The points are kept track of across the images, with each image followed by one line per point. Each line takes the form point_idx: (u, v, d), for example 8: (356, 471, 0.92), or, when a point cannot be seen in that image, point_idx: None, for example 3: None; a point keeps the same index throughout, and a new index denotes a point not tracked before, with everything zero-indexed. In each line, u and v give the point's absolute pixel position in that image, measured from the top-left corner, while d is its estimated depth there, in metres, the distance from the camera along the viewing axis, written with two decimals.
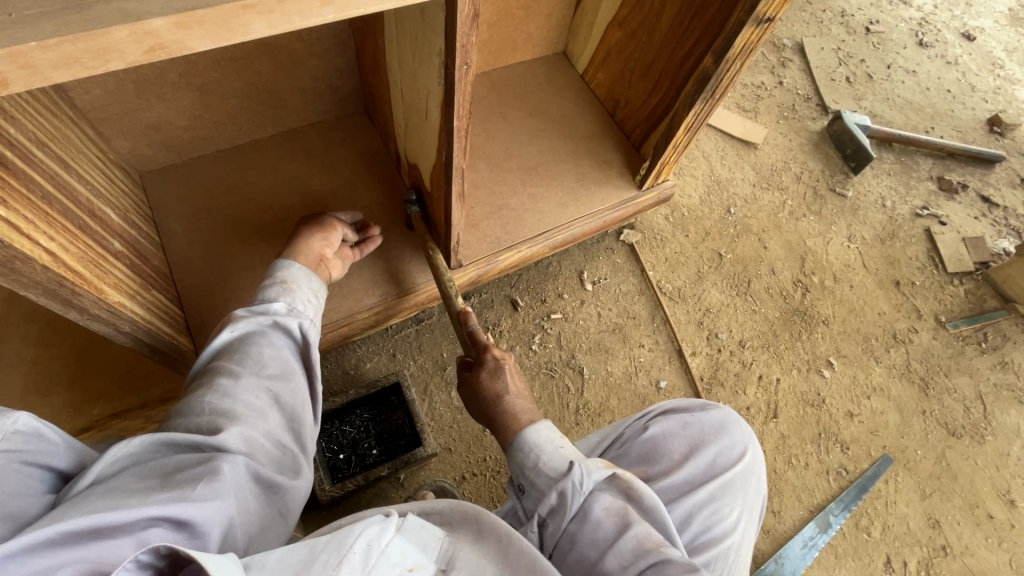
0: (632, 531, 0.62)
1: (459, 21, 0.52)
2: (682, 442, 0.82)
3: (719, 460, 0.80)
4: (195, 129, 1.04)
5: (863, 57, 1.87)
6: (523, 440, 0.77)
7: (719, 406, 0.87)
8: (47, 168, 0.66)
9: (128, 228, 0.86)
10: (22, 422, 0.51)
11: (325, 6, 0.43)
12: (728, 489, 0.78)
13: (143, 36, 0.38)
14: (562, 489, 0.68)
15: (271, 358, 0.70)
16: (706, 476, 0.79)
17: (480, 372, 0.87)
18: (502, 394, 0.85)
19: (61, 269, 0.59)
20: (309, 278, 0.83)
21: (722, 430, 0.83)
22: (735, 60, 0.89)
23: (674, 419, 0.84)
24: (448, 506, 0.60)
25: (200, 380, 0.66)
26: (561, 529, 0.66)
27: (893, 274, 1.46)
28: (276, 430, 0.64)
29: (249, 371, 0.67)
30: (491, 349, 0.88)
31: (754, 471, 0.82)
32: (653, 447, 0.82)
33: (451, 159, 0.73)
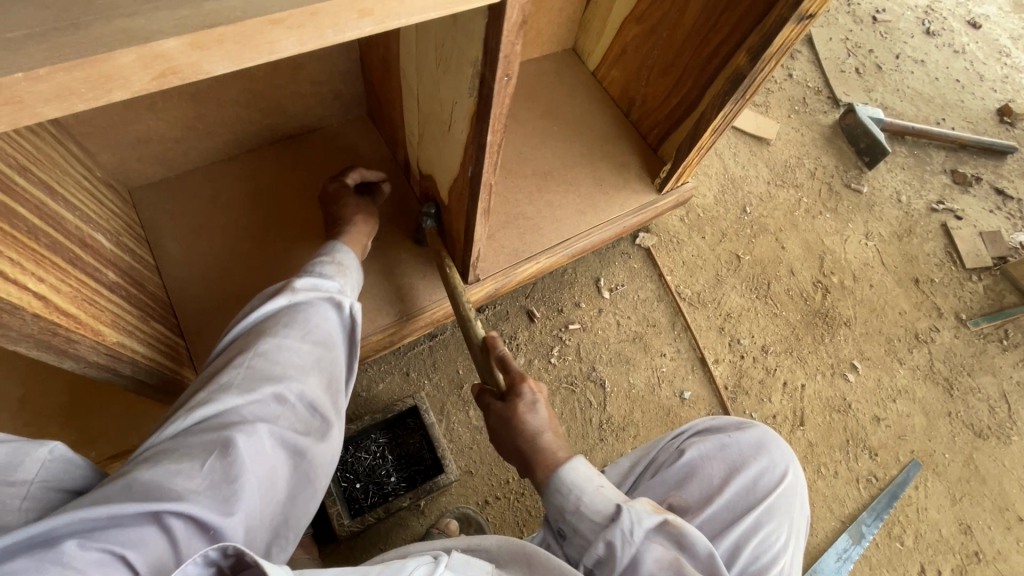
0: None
1: (505, 30, 0.46)
2: (720, 465, 0.73)
3: (761, 482, 0.72)
4: (188, 140, 0.96)
5: (871, 47, 1.83)
6: (562, 479, 0.69)
7: (755, 424, 0.78)
8: (31, 197, 0.59)
9: (120, 253, 0.79)
10: (57, 450, 0.55)
11: (363, 18, 0.37)
12: (774, 515, 0.69)
13: (153, 60, 0.32)
14: (610, 540, 0.62)
15: (314, 326, 0.72)
16: (750, 502, 0.70)
17: (517, 405, 0.77)
18: (539, 429, 0.76)
19: (53, 314, 0.52)
20: (355, 262, 0.83)
21: (763, 451, 0.74)
22: (771, 59, 0.84)
23: (710, 439, 0.76)
24: (495, 544, 0.59)
25: (247, 338, 0.68)
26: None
27: (912, 271, 1.43)
28: (310, 398, 0.66)
29: (291, 340, 0.68)
30: (526, 380, 0.78)
31: (799, 492, 0.73)
32: (689, 471, 0.74)
33: (480, 175, 0.67)
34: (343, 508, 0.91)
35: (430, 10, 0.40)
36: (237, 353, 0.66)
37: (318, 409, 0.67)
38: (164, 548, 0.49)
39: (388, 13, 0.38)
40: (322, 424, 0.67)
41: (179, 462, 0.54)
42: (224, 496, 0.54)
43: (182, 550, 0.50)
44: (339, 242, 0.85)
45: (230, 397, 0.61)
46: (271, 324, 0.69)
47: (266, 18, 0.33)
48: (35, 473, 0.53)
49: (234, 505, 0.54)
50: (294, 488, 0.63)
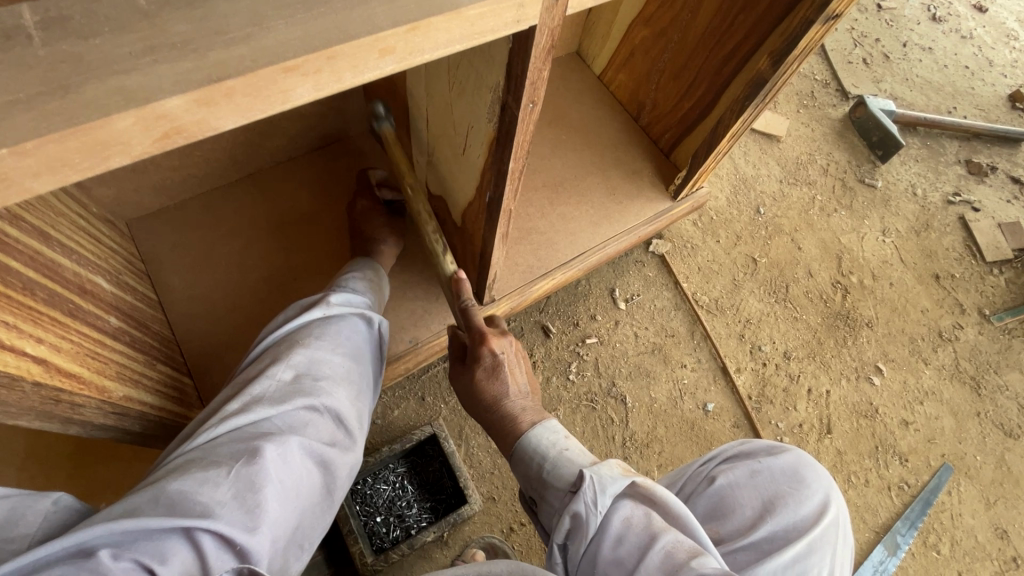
0: (660, 543, 0.54)
1: (534, 56, 0.42)
2: (752, 494, 0.70)
3: (800, 512, 0.67)
4: (185, 167, 0.92)
5: (877, 36, 1.79)
6: (527, 445, 0.71)
7: (788, 448, 0.76)
8: (25, 247, 0.55)
9: (122, 294, 0.75)
10: (61, 500, 0.52)
11: (384, 57, 0.33)
12: (816, 547, 0.64)
13: (153, 121, 0.28)
14: (576, 510, 0.60)
15: (344, 339, 0.69)
16: (789, 535, 0.65)
17: (477, 370, 0.77)
18: (500, 393, 0.77)
19: (55, 378, 0.48)
20: (382, 277, 0.84)
21: (798, 479, 0.71)
22: (795, 62, 0.80)
23: (739, 467, 0.73)
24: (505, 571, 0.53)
25: (277, 348, 0.66)
26: (582, 551, 0.58)
27: (932, 267, 1.40)
28: (340, 411, 0.64)
29: (320, 350, 0.66)
30: (488, 343, 0.77)
31: (841, 523, 0.69)
32: (720, 500, 0.71)
33: (499, 201, 0.63)
34: (366, 545, 0.87)
35: (456, 43, 0.36)
36: (267, 362, 0.64)
37: (344, 423, 0.64)
38: (188, 560, 0.47)
39: (412, 49, 0.34)
40: (348, 439, 0.64)
41: (204, 471, 0.52)
42: (250, 509, 0.51)
43: (206, 563, 0.48)
44: (371, 260, 0.85)
45: (260, 407, 0.59)
46: (303, 334, 0.67)
47: (280, 66, 0.29)
48: (38, 524, 0.49)
49: (258, 517, 0.51)
50: (318, 503, 0.59)
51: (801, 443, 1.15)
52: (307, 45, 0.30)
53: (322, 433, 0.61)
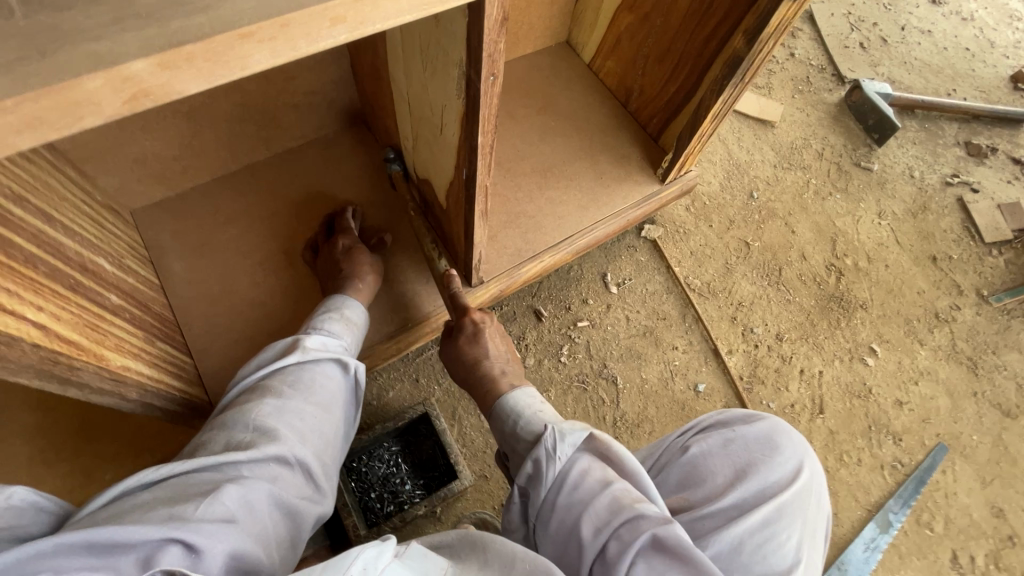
0: (609, 490, 0.57)
1: (487, 28, 0.45)
2: (725, 462, 0.72)
3: (770, 478, 0.69)
4: (185, 158, 0.96)
5: (875, 20, 1.78)
6: (503, 403, 0.75)
7: (765, 417, 0.78)
8: (28, 225, 0.59)
9: (123, 276, 0.79)
10: (16, 495, 0.48)
11: (336, 26, 0.36)
12: (785, 512, 0.66)
13: (121, 83, 0.31)
14: (536, 457, 0.64)
15: (320, 386, 0.71)
16: (758, 499, 0.68)
17: (460, 338, 0.83)
18: (481, 356, 0.82)
19: (53, 343, 0.52)
20: (360, 320, 0.86)
21: (771, 446, 0.73)
22: (770, 39, 0.81)
23: (714, 436, 0.75)
24: (455, 538, 0.52)
25: (250, 395, 0.68)
26: (541, 496, 0.61)
27: (929, 249, 1.40)
28: (307, 458, 0.64)
29: (298, 396, 0.68)
30: (469, 313, 0.84)
31: (815, 489, 0.71)
32: (693, 468, 0.73)
33: (475, 177, 0.65)
34: (359, 518, 0.90)
35: (406, 13, 0.39)
36: (241, 407, 0.65)
37: (314, 474, 0.64)
38: None
39: (363, 18, 0.37)
40: (314, 493, 0.64)
41: (175, 500, 0.50)
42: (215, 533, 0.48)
43: None
44: (350, 298, 0.88)
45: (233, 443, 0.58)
46: (282, 379, 0.70)
47: (235, 32, 0.32)
48: None
49: (230, 545, 0.49)
50: (282, 554, 0.57)
51: (792, 423, 1.16)
52: (261, 14, 0.33)
53: (287, 478, 0.60)
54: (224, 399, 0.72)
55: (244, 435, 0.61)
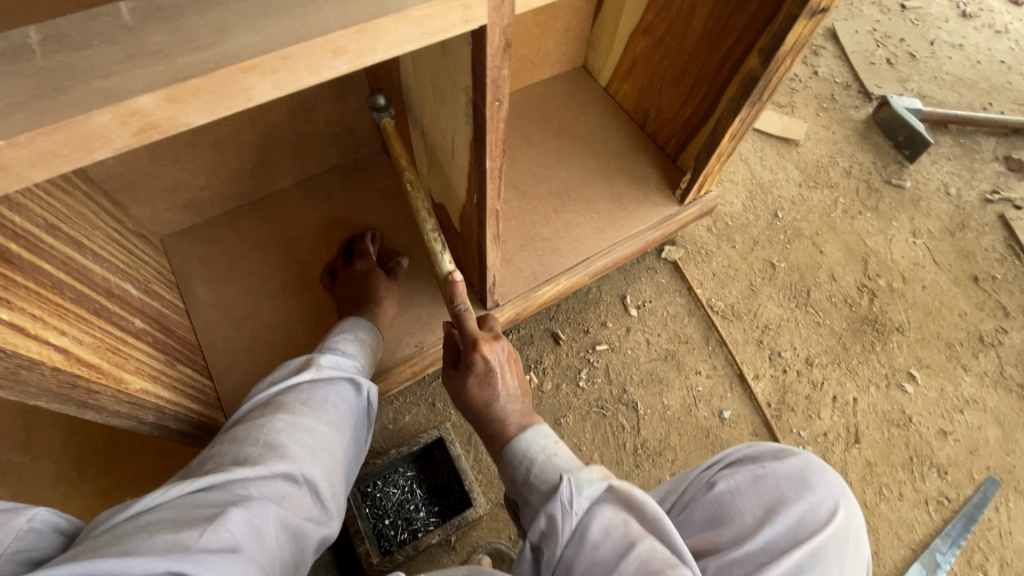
0: (636, 551, 0.55)
1: (490, 55, 0.45)
2: (755, 501, 0.69)
3: (804, 522, 0.66)
4: (212, 187, 1.00)
5: (901, 36, 1.75)
6: (516, 447, 0.74)
7: (795, 453, 0.75)
8: (57, 253, 0.61)
9: (149, 300, 0.82)
10: (37, 517, 0.50)
11: (336, 57, 0.37)
12: (818, 558, 0.63)
13: (129, 117, 0.32)
14: (551, 512, 0.61)
15: (332, 405, 0.71)
16: (789, 543, 0.64)
17: (467, 377, 0.79)
18: (489, 399, 0.79)
19: (74, 367, 0.53)
20: (374, 338, 0.87)
21: (805, 486, 0.70)
22: (787, 58, 0.79)
23: (742, 473, 0.73)
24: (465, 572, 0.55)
25: (262, 411, 0.68)
26: (557, 555, 0.59)
27: (970, 269, 1.33)
28: (316, 478, 0.64)
29: (309, 414, 0.68)
30: (479, 348, 0.78)
31: (851, 535, 0.68)
32: (719, 507, 0.70)
33: (485, 203, 0.65)
34: (372, 546, 0.88)
35: (407, 43, 0.39)
36: (253, 423, 0.65)
37: (323, 494, 0.64)
38: None
39: (364, 49, 0.38)
40: (322, 513, 0.64)
41: (179, 525, 0.50)
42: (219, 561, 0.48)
43: None
44: (364, 319, 0.88)
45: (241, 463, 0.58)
46: (295, 396, 0.70)
47: (237, 67, 0.34)
48: (12, 541, 0.47)
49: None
50: None
51: (826, 453, 1.09)
52: (264, 47, 0.34)
53: (294, 499, 0.60)
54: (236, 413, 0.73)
55: (252, 452, 0.61)
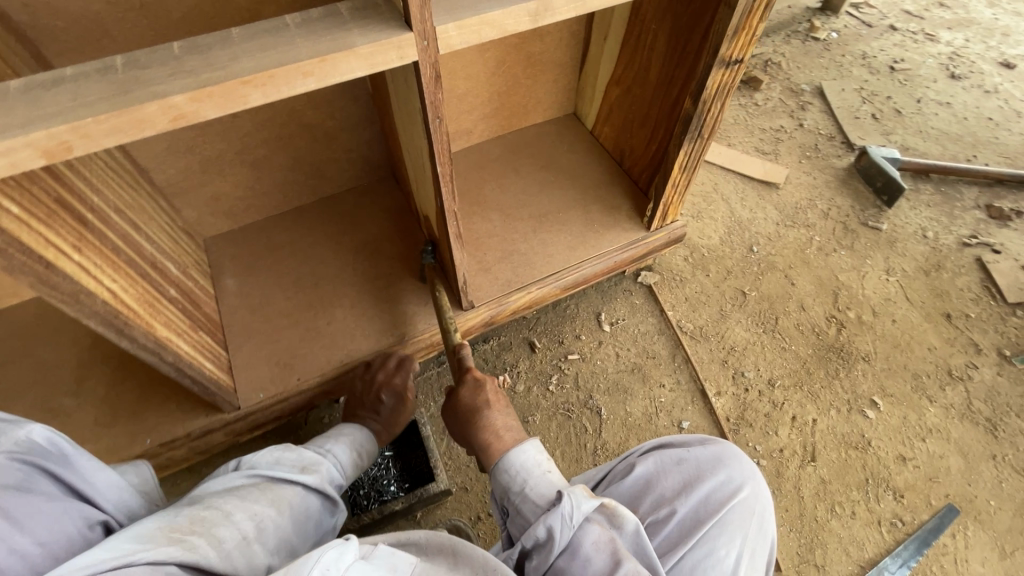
0: (622, 571, 0.63)
1: (424, 83, 0.62)
2: (676, 477, 0.84)
3: (714, 496, 0.82)
4: (248, 198, 1.22)
5: (888, 94, 1.87)
6: (510, 462, 0.80)
7: (717, 440, 0.89)
8: (120, 228, 0.82)
9: (184, 279, 1.01)
10: (35, 432, 0.54)
11: (306, 77, 0.54)
12: (722, 529, 0.79)
13: (168, 108, 0.51)
14: (550, 523, 0.68)
15: (308, 516, 0.73)
16: (700, 514, 0.80)
17: (462, 391, 0.94)
18: (479, 407, 0.91)
19: (117, 304, 0.71)
20: (356, 468, 0.92)
21: (719, 466, 0.85)
22: (714, 100, 0.95)
23: (668, 455, 0.87)
24: (424, 537, 0.53)
25: (255, 491, 0.69)
26: (548, 563, 0.66)
27: (942, 306, 1.37)
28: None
29: (291, 518, 0.69)
30: (472, 370, 0.97)
31: (756, 509, 0.83)
32: (645, 483, 0.84)
33: (443, 203, 0.82)
34: None
35: (357, 70, 0.57)
36: (248, 503, 0.65)
37: None
38: None
39: (327, 73, 0.55)
40: None
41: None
42: None
43: None
44: (362, 436, 0.96)
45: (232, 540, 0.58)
46: (286, 497, 0.71)
47: (238, 80, 0.52)
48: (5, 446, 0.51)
49: None
50: None
51: (780, 468, 1.13)
52: (257, 70, 0.52)
53: None
54: (219, 476, 0.72)
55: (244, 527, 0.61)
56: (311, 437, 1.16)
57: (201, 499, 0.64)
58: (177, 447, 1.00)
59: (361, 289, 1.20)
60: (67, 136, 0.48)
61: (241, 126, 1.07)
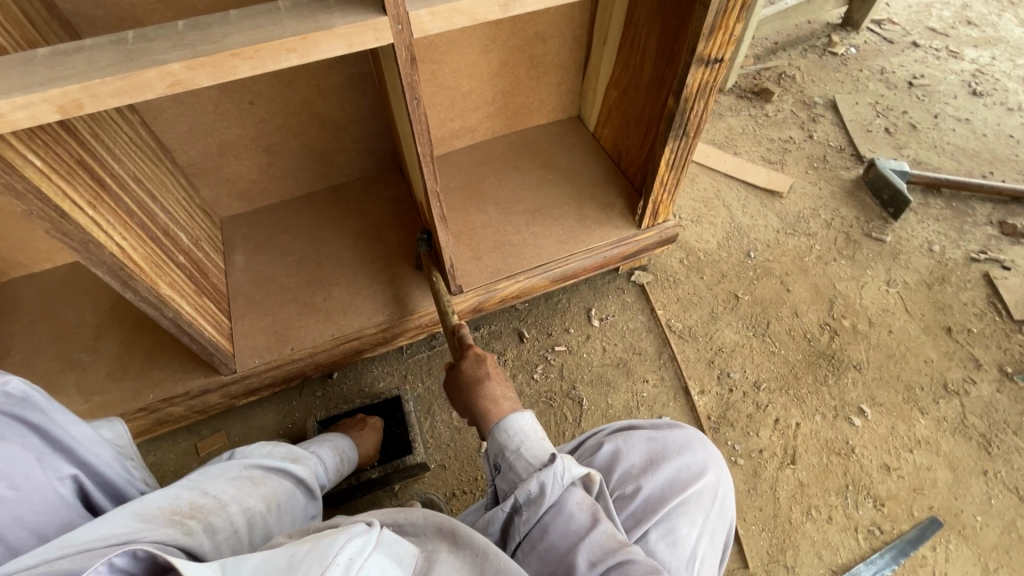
0: (601, 529, 0.67)
1: (400, 64, 0.68)
2: (644, 455, 0.84)
3: (679, 476, 0.81)
4: (263, 182, 1.31)
5: (904, 109, 1.85)
6: (505, 426, 0.82)
7: (684, 426, 0.89)
8: (136, 195, 0.90)
9: (195, 250, 1.10)
10: (10, 385, 0.54)
11: (290, 53, 0.61)
12: (686, 508, 0.79)
13: (166, 75, 0.58)
14: (543, 479, 0.71)
15: (295, 511, 0.78)
16: (664, 492, 0.79)
17: (466, 362, 0.97)
18: (481, 377, 0.94)
19: (124, 258, 0.79)
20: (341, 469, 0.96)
21: (686, 448, 0.84)
22: (696, 98, 0.99)
23: (638, 435, 0.86)
24: (421, 518, 0.59)
25: (251, 479, 0.73)
26: (535, 517, 0.70)
27: (943, 320, 1.34)
28: None
29: (280, 511, 0.74)
30: (473, 346, 1.00)
31: (720, 492, 0.83)
32: (613, 460, 0.84)
33: (426, 183, 0.88)
34: None
35: (337, 49, 0.63)
36: (243, 493, 0.69)
37: None
38: None
39: (309, 51, 0.62)
40: None
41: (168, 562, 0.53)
42: None
43: None
44: (349, 442, 1.01)
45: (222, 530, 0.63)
46: (278, 491, 0.75)
47: (228, 52, 0.59)
48: None
49: None
50: None
51: (758, 468, 1.13)
52: (245, 44, 0.59)
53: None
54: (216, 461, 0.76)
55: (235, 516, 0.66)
56: (305, 407, 1.23)
57: (200, 479, 0.68)
58: (178, 403, 1.09)
59: (360, 270, 1.26)
60: (79, 94, 0.56)
61: (257, 114, 1.16)
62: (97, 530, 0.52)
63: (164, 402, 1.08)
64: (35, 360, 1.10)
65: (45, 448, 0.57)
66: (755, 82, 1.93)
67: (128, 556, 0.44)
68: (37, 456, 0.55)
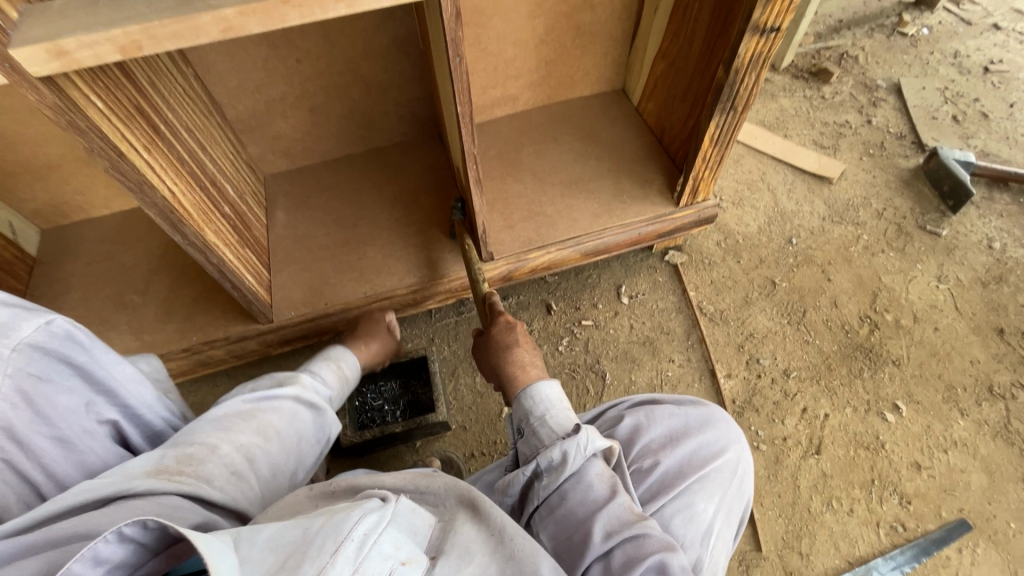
0: (619, 501, 0.67)
1: (445, 20, 0.68)
2: (665, 430, 0.83)
3: (699, 452, 0.80)
4: (305, 141, 1.34)
5: (976, 96, 1.73)
6: (531, 393, 0.84)
7: (706, 404, 0.88)
8: (187, 144, 0.94)
9: (239, 202, 1.14)
10: (55, 323, 0.57)
11: (337, 2, 0.62)
12: (704, 484, 0.78)
13: (220, 20, 0.60)
14: (565, 448, 0.71)
15: (302, 423, 0.79)
16: (683, 467, 0.79)
17: (495, 328, 0.98)
18: (509, 344, 0.95)
19: (174, 202, 0.83)
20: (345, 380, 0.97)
21: (707, 426, 0.83)
22: (747, 69, 0.95)
23: (658, 409, 0.85)
24: (442, 488, 0.60)
25: (242, 414, 0.73)
26: (555, 484, 0.70)
27: (996, 321, 1.28)
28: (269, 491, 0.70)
29: (284, 431, 0.75)
30: (503, 314, 1.01)
31: (738, 471, 0.82)
32: (632, 433, 0.83)
33: (464, 145, 0.87)
34: (349, 425, 1.11)
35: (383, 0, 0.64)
36: (234, 432, 0.69)
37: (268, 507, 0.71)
38: None
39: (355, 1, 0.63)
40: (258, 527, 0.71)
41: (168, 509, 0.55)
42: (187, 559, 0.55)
43: None
44: (348, 355, 1.01)
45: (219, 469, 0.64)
46: (274, 416, 0.75)
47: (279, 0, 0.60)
48: (28, 334, 0.54)
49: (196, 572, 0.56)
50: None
51: (780, 456, 1.12)
52: None
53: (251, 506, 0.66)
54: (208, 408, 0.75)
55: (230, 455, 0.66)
56: None
57: (187, 427, 0.68)
58: (218, 346, 1.15)
59: (394, 232, 1.28)
60: (139, 35, 0.59)
61: (303, 72, 1.18)
62: (89, 490, 0.53)
63: (206, 344, 1.14)
64: (92, 298, 1.18)
65: (86, 388, 0.60)
66: (813, 62, 1.82)
67: (138, 526, 0.44)
68: (78, 399, 0.58)
